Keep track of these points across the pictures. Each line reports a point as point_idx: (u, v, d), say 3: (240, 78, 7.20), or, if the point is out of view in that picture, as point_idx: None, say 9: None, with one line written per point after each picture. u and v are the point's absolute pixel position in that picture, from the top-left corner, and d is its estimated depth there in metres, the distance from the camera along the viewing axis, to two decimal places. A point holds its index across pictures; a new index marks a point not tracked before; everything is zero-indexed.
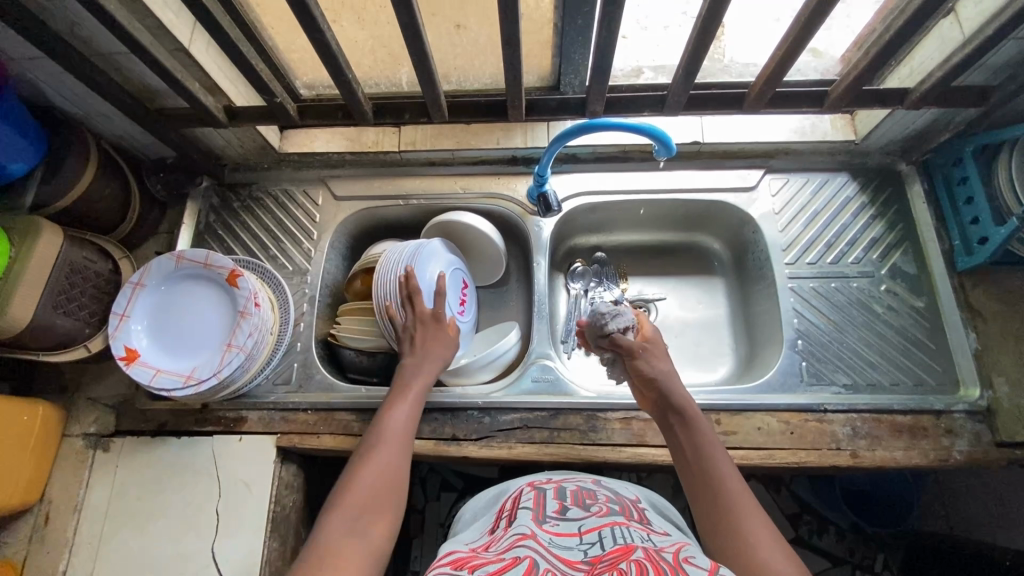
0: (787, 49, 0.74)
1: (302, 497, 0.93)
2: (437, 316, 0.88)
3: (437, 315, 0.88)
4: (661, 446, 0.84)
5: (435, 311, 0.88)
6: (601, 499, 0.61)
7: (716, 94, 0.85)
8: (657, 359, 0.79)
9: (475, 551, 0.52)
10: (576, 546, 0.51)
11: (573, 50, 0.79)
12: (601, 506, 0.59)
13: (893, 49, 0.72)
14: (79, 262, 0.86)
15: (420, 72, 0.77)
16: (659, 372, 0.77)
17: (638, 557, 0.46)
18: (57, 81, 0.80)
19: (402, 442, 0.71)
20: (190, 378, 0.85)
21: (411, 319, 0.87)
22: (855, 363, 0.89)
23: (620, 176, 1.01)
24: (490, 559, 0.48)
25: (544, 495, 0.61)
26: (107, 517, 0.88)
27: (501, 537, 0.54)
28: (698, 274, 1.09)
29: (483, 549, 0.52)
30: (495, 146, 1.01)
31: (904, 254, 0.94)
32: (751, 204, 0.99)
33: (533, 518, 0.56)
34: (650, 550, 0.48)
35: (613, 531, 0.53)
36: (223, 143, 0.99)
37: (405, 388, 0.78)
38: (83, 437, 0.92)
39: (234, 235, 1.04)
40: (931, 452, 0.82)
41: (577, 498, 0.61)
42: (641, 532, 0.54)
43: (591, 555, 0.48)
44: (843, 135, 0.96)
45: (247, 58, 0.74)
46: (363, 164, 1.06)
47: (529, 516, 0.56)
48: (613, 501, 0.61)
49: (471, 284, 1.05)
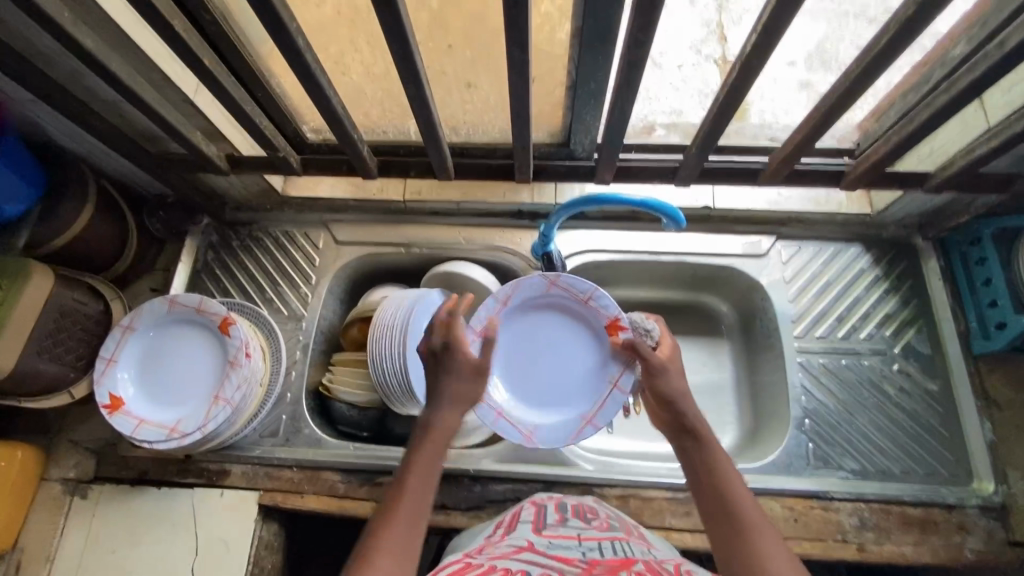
0: (810, 124, 0.71)
1: (282, 556, 0.90)
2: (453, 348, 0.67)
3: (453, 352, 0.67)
4: (659, 528, 0.81)
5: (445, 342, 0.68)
6: (602, 515, 0.63)
7: (730, 168, 0.83)
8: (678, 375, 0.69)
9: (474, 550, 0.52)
10: (575, 546, 0.50)
11: (585, 112, 0.75)
12: (601, 520, 0.60)
13: (915, 141, 0.71)
14: (70, 306, 0.84)
15: (428, 133, 0.75)
16: (677, 394, 0.66)
17: (638, 567, 0.44)
18: (58, 122, 0.79)
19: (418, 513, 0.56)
20: (174, 430, 0.82)
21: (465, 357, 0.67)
22: (865, 447, 0.86)
23: (626, 236, 0.99)
24: (483, 566, 0.45)
25: (544, 509, 0.62)
26: (80, 569, 0.84)
27: (500, 544, 0.52)
28: (705, 336, 1.06)
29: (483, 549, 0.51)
30: (501, 200, 1.00)
31: (918, 333, 0.91)
32: (761, 271, 0.96)
33: (533, 528, 0.56)
34: (650, 562, 0.47)
35: (612, 542, 0.53)
36: (226, 185, 0.98)
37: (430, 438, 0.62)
38: (62, 481, 0.89)
39: (231, 276, 1.02)
40: (942, 549, 0.78)
41: (577, 511, 0.62)
42: (641, 546, 0.53)
43: (589, 557, 0.47)
44: (859, 208, 0.95)
45: (252, 115, 0.73)
46: (366, 210, 1.04)
47: (528, 527, 0.56)
48: (613, 518, 0.62)
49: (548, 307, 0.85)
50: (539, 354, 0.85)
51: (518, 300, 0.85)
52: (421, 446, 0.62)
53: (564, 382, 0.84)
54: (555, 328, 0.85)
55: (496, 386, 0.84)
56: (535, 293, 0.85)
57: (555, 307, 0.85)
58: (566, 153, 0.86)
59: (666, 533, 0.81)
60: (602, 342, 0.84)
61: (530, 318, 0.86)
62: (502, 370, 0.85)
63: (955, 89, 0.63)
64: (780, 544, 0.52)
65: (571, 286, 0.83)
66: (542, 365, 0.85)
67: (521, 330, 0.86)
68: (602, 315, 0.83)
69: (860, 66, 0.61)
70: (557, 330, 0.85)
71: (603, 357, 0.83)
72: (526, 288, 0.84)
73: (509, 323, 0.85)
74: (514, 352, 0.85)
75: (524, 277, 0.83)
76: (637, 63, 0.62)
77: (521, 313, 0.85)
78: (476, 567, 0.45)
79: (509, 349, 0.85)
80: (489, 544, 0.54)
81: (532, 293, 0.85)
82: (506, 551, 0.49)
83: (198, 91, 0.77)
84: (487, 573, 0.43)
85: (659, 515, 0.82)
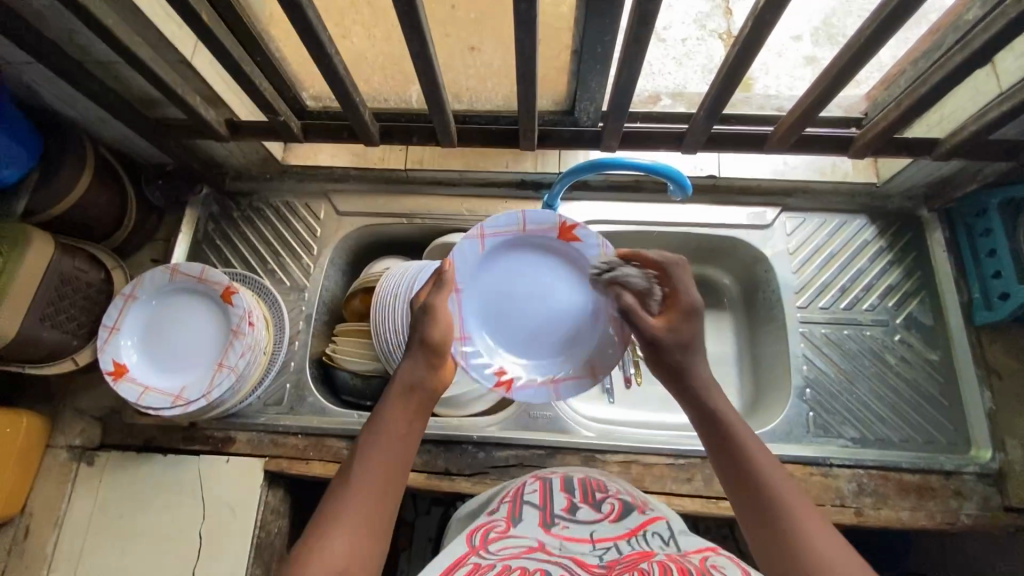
0: (819, 88, 0.70)
1: (288, 521, 0.91)
2: (431, 309, 0.64)
3: (434, 313, 0.64)
4: (660, 493, 0.82)
5: (424, 303, 0.65)
6: (612, 491, 0.61)
7: (737, 134, 0.82)
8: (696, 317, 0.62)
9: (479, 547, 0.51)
10: (590, 553, 0.50)
11: (590, 77, 0.73)
12: (612, 503, 0.58)
13: (925, 104, 0.70)
14: (71, 273, 0.84)
15: (432, 97, 0.74)
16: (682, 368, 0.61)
17: (664, 570, 0.46)
18: (54, 87, 0.77)
19: (388, 474, 0.52)
20: (179, 397, 0.83)
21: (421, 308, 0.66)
22: (865, 416, 0.86)
23: (631, 206, 0.98)
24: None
25: (549, 488, 0.61)
26: (88, 534, 0.85)
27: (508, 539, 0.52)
28: (707, 308, 1.06)
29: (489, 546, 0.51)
30: (504, 169, 0.99)
31: (921, 304, 0.91)
32: (765, 242, 0.96)
33: (540, 522, 0.55)
34: (673, 555, 0.48)
35: (629, 536, 0.52)
36: (225, 153, 0.97)
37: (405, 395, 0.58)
38: (68, 449, 0.90)
39: (232, 246, 1.02)
40: (938, 514, 0.80)
41: (585, 491, 0.60)
42: (657, 529, 0.54)
43: (609, 563, 0.48)
44: (864, 178, 0.94)
45: (252, 77, 0.72)
46: (367, 180, 1.03)
47: (535, 519, 0.55)
48: (624, 493, 0.61)
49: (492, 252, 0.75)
50: (521, 297, 0.76)
51: (463, 278, 0.72)
52: (391, 414, 0.56)
53: (570, 297, 0.76)
54: (514, 273, 0.76)
55: (524, 357, 0.76)
56: (474, 255, 0.73)
57: (504, 251, 0.76)
58: (570, 121, 0.85)
59: (666, 497, 0.82)
60: (561, 252, 0.77)
61: (484, 282, 0.74)
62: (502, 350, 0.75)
63: (969, 49, 0.62)
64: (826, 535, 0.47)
65: (497, 225, 0.74)
66: (535, 304, 0.76)
67: (485, 295, 0.74)
68: (545, 230, 0.76)
69: (874, 25, 0.59)
70: (518, 274, 0.76)
71: (574, 267, 0.77)
72: (462, 257, 0.71)
73: (472, 306, 0.73)
74: (501, 317, 0.75)
75: (449, 254, 0.71)
76: (646, 21, 0.60)
77: (478, 280, 0.73)
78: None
79: (496, 313, 0.75)
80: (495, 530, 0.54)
81: (469, 260, 0.72)
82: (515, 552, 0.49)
83: (196, 54, 0.75)
84: None
85: (660, 481, 0.83)
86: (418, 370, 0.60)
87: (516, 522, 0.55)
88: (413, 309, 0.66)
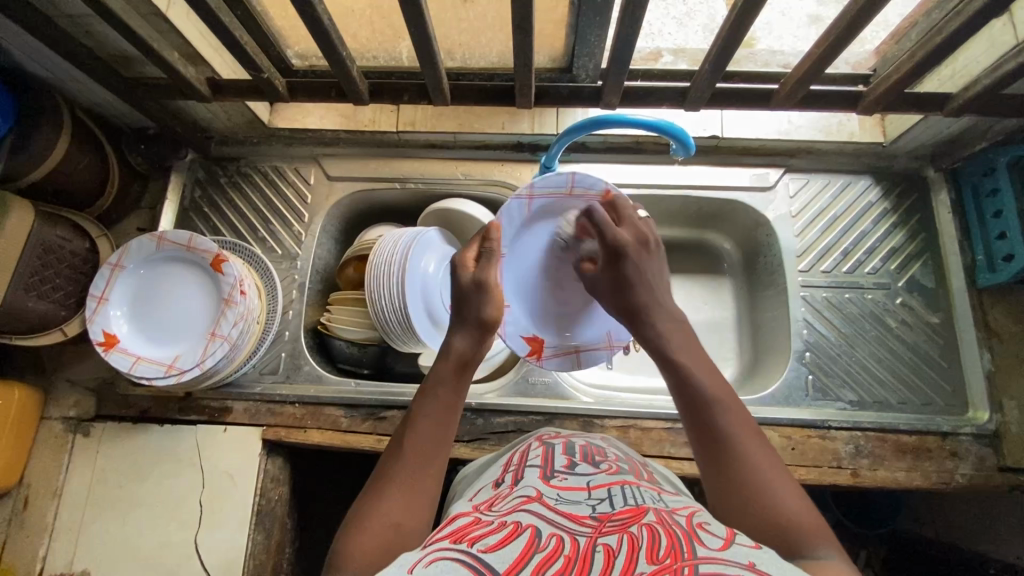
0: (824, 46, 0.67)
1: (287, 489, 0.91)
2: (484, 284, 0.62)
3: (486, 287, 0.62)
4: (659, 457, 0.83)
5: (475, 277, 0.63)
6: (612, 458, 0.58)
7: (741, 91, 0.79)
8: (645, 256, 0.63)
9: (480, 507, 0.48)
10: (583, 500, 0.47)
11: (589, 31, 0.69)
12: (610, 464, 0.56)
13: (938, 58, 0.67)
14: (53, 242, 0.81)
15: (421, 52, 0.70)
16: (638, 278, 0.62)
17: (649, 520, 0.42)
18: (20, 43, 0.73)
19: (439, 434, 0.54)
20: (172, 367, 0.81)
21: (467, 282, 0.63)
22: (863, 379, 0.86)
23: (629, 168, 0.95)
24: (491, 522, 0.43)
25: (552, 450, 0.58)
26: (88, 504, 0.85)
27: (505, 494, 0.49)
28: (707, 274, 1.05)
29: (487, 506, 0.48)
30: (499, 130, 0.96)
31: (924, 267, 0.90)
32: (768, 205, 0.93)
33: (540, 475, 0.52)
34: (662, 513, 0.44)
35: (623, 489, 0.49)
36: (209, 115, 0.93)
37: (457, 367, 0.58)
38: (63, 420, 0.89)
39: (221, 214, 0.99)
40: (934, 474, 0.80)
41: (586, 454, 0.57)
42: (653, 493, 0.50)
43: (598, 513, 0.45)
44: (871, 136, 0.91)
45: (231, 28, 0.68)
46: (359, 143, 0.99)
47: (536, 473, 0.52)
48: (623, 461, 0.58)
49: (531, 220, 0.79)
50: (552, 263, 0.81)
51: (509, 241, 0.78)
52: (440, 381, 0.57)
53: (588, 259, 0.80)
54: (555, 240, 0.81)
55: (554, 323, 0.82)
56: (518, 217, 0.78)
57: (547, 215, 0.79)
58: (567, 78, 0.81)
59: (664, 461, 0.82)
60: None
61: (523, 248, 0.80)
62: (536, 319, 0.82)
63: None
64: (785, 494, 0.46)
65: (547, 186, 0.76)
66: (563, 269, 0.81)
67: (522, 266, 0.81)
68: (590, 195, 0.77)
69: None
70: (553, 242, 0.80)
71: None
72: (507, 219, 0.77)
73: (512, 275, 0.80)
74: (536, 283, 0.81)
75: (498, 217, 0.76)
76: None
77: (519, 243, 0.79)
78: (486, 532, 0.41)
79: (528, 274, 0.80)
80: (495, 491, 0.52)
81: (516, 222, 0.78)
82: (512, 503, 0.47)
83: (171, 7, 0.71)
84: (494, 535, 0.40)
85: (659, 444, 0.83)
86: (475, 344, 0.60)
87: (517, 480, 0.52)
88: (463, 283, 0.63)
